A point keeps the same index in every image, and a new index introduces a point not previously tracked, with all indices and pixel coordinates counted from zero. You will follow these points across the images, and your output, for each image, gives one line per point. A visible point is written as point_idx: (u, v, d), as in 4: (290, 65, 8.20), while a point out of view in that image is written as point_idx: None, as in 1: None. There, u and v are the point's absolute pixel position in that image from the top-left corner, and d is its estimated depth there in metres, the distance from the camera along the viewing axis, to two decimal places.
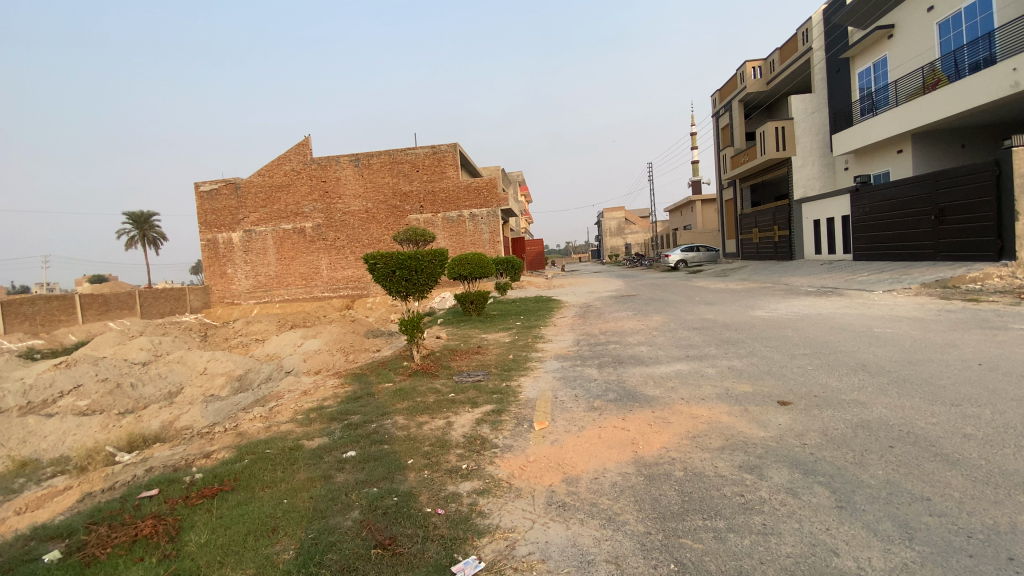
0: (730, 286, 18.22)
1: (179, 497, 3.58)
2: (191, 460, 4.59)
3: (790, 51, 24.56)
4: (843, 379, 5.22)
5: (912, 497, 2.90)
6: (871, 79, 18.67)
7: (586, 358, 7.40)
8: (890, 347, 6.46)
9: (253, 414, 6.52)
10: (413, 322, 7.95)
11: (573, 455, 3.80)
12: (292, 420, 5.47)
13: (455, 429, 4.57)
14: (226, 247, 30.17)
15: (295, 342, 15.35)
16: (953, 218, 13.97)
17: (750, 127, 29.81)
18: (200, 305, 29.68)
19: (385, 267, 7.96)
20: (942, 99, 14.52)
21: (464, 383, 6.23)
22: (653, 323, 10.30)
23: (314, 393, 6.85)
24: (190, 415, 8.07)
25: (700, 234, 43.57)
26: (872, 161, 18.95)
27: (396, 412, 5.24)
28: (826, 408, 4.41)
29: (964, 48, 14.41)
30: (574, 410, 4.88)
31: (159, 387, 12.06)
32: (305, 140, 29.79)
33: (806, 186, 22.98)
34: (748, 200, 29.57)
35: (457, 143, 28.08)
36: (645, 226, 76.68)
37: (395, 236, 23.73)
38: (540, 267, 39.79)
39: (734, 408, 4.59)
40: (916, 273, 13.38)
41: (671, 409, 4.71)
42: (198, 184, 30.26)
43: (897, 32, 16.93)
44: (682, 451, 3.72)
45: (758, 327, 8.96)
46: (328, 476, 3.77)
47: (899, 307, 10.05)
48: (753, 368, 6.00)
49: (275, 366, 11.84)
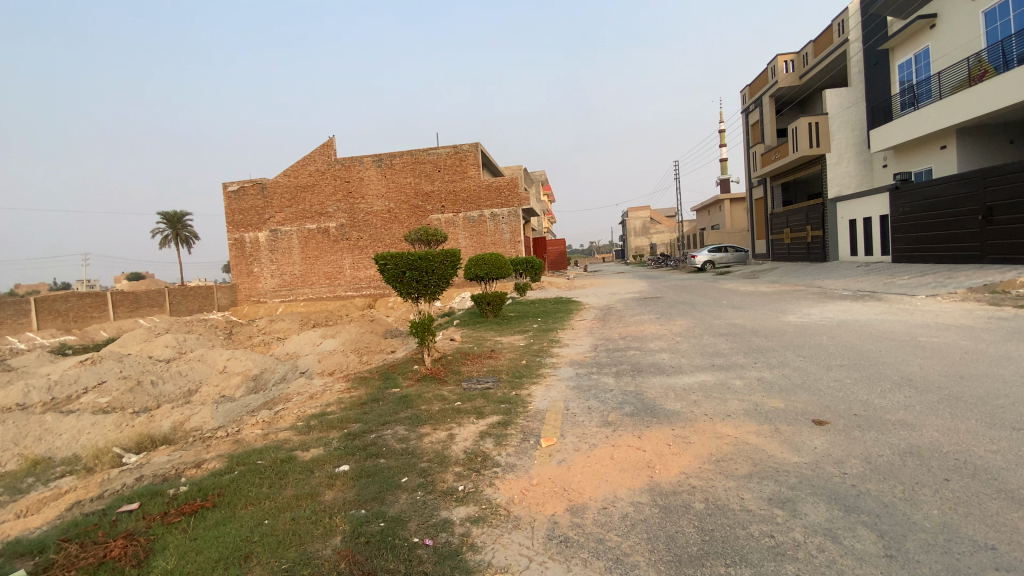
0: (760, 289, 17.48)
1: (158, 514, 3.39)
2: (181, 469, 4.40)
3: (824, 44, 23.56)
4: (886, 396, 4.71)
5: (973, 546, 2.45)
6: (913, 71, 17.66)
7: (603, 365, 7.00)
8: (937, 359, 5.87)
9: (256, 419, 6.33)
10: (424, 325, 7.68)
11: (581, 478, 3.44)
12: (292, 427, 5.23)
13: (456, 443, 4.25)
14: (253, 246, 30.64)
15: (314, 341, 15.31)
16: (1003, 218, 13.05)
17: (781, 123, 28.75)
18: (227, 303, 30.24)
19: (395, 268, 7.73)
20: (990, 91, 13.57)
21: (473, 391, 5.91)
22: (676, 328, 9.80)
23: (320, 398, 6.64)
24: (200, 416, 7.98)
25: (728, 234, 42.42)
26: (913, 157, 17.94)
27: (398, 422, 4.95)
28: (868, 430, 3.94)
29: (1012, 38, 13.40)
30: (585, 424, 4.51)
31: (178, 386, 12.17)
32: (329, 141, 30.03)
33: (841, 184, 21.98)
34: (779, 198, 28.52)
35: (479, 143, 27.87)
36: (672, 226, 75.34)
37: (407, 235, 23.78)
38: (563, 267, 39.36)
39: (764, 427, 4.17)
40: (961, 277, 12.53)
41: (693, 425, 4.31)
42: (226, 184, 30.82)
43: (940, 22, 15.95)
44: (704, 477, 3.33)
45: (789, 334, 8.40)
46: (315, 494, 3.49)
47: (944, 313, 9.34)
48: (784, 380, 5.55)
49: (290, 366, 11.76)
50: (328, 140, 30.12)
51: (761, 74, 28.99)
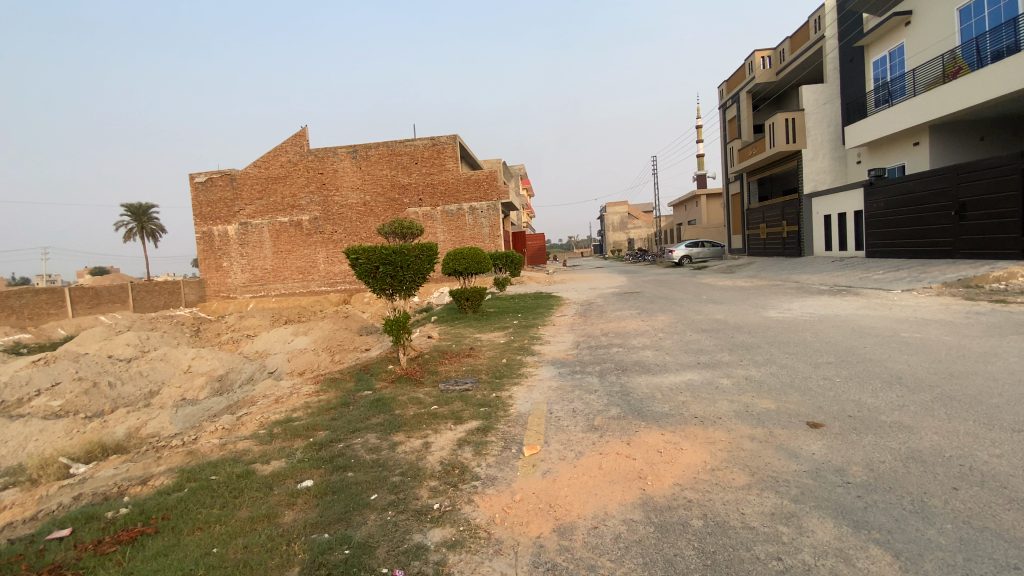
0: (738, 284, 17.52)
1: (92, 542, 3.01)
2: (124, 486, 3.98)
3: (800, 40, 23.74)
4: (878, 396, 4.56)
5: (996, 566, 2.24)
6: (887, 68, 17.88)
7: (586, 363, 6.74)
8: (924, 355, 5.77)
9: (217, 424, 5.90)
10: (399, 322, 7.31)
11: (567, 492, 3.16)
12: (253, 436, 4.82)
13: (432, 453, 3.92)
14: (222, 239, 29.62)
15: (285, 339, 14.73)
16: (975, 214, 13.24)
17: (758, 119, 28.99)
18: (195, 299, 29.19)
19: (367, 263, 7.31)
20: (963, 89, 13.75)
21: (451, 393, 5.58)
22: (658, 324, 9.63)
23: (286, 401, 6.22)
24: (158, 421, 7.49)
25: (704, 229, 42.79)
26: (887, 153, 18.17)
27: (369, 430, 4.59)
28: (866, 434, 3.77)
29: (986, 35, 13.57)
30: (571, 430, 4.23)
31: (138, 387, 11.55)
32: (302, 131, 29.10)
33: (816, 179, 22.24)
34: (755, 194, 28.76)
35: (457, 135, 27.33)
36: (649, 221, 75.85)
37: (381, 229, 23.28)
38: (541, 262, 39.16)
39: (757, 431, 3.95)
40: (936, 271, 12.69)
41: (684, 429, 4.06)
42: (193, 175, 29.68)
43: (915, 19, 16.12)
44: (700, 490, 3.07)
45: (773, 330, 8.27)
46: (271, 516, 3.13)
47: (923, 308, 9.37)
48: (772, 378, 5.37)
49: (258, 366, 11.24)
50: (300, 131, 29.19)
51: (738, 70, 29.12)
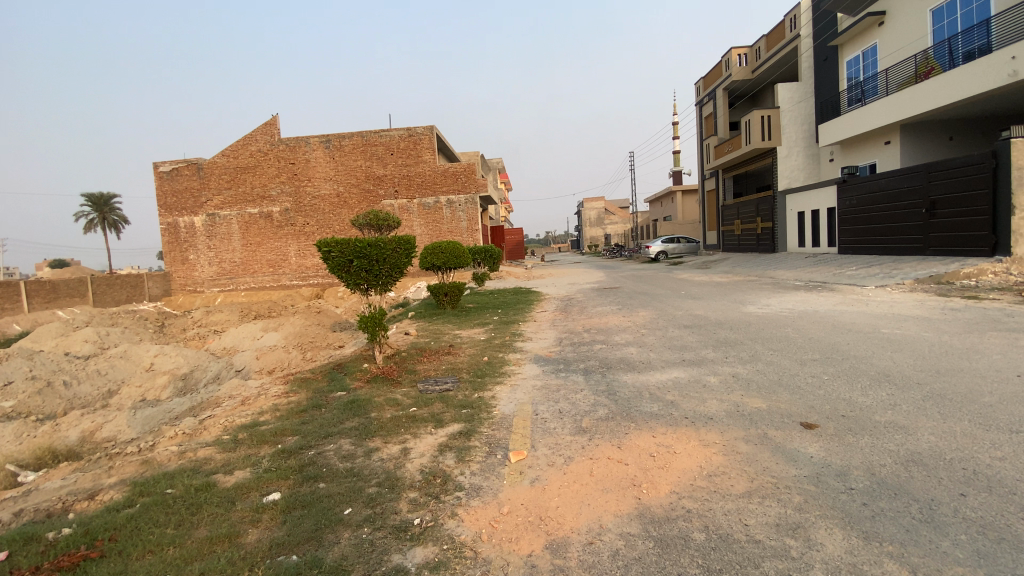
0: (715, 279, 17.60)
1: (27, 569, 2.65)
2: (69, 501, 3.57)
3: (776, 39, 23.98)
4: (869, 394, 4.46)
5: None
6: (860, 68, 18.17)
7: (569, 361, 6.54)
8: (907, 352, 5.75)
9: (178, 429, 5.50)
10: (374, 319, 6.97)
11: (558, 503, 2.95)
12: (216, 442, 4.46)
13: (410, 461, 3.66)
14: (188, 231, 28.49)
15: (255, 334, 14.18)
16: (946, 212, 13.53)
17: (734, 117, 29.29)
18: (160, 293, 28.05)
19: (340, 256, 6.94)
20: (934, 89, 14.02)
21: (431, 393, 5.31)
22: (639, 320, 9.52)
23: (254, 403, 5.85)
24: (115, 423, 7.00)
25: (680, 225, 43.23)
26: (859, 152, 18.48)
27: (343, 435, 4.29)
28: (862, 435, 3.65)
29: (959, 36, 13.83)
30: (559, 433, 4.01)
31: (96, 386, 10.90)
32: (272, 120, 28.17)
33: (790, 177, 22.54)
34: (730, 190, 29.08)
35: (434, 126, 26.82)
36: (626, 217, 76.41)
37: (354, 221, 22.76)
38: (519, 257, 38.97)
39: (751, 432, 3.79)
40: (908, 268, 12.93)
41: (675, 431, 3.89)
42: (157, 164, 28.48)
43: (888, 19, 16.38)
44: (699, 499, 2.89)
45: (755, 325, 8.23)
46: (234, 536, 2.83)
47: (899, 303, 9.50)
48: (759, 376, 5.25)
49: (225, 364, 10.74)
50: (271, 119, 28.25)
51: (714, 67, 29.34)
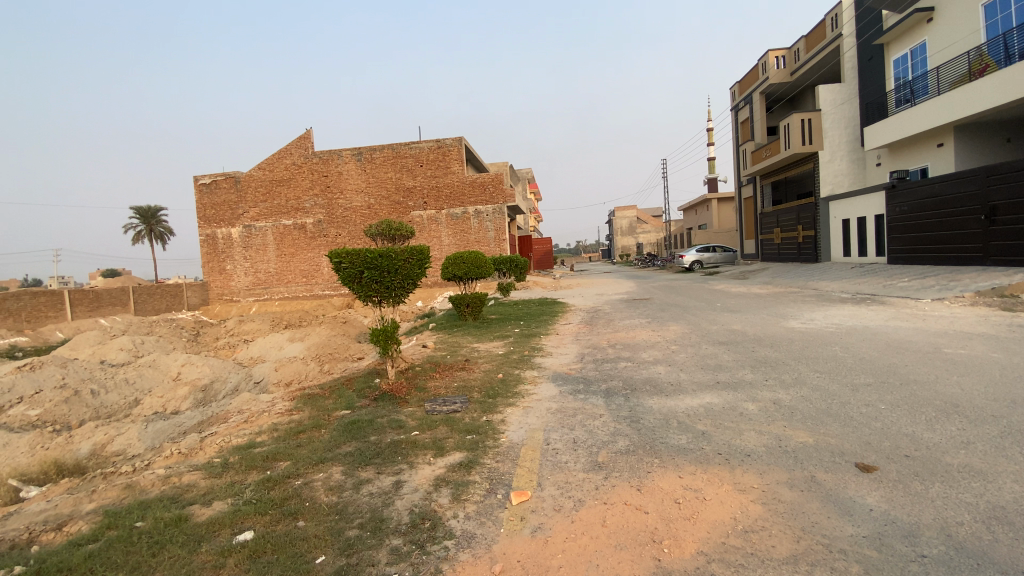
0: (753, 291, 16.70)
1: None
2: (37, 530, 3.29)
3: (816, 39, 22.96)
4: (937, 429, 3.81)
5: None
6: (908, 67, 17.09)
7: (590, 381, 6.06)
8: (977, 377, 5.01)
9: (178, 446, 5.30)
10: (386, 332, 6.65)
11: (562, 562, 2.49)
12: (206, 466, 4.19)
13: (401, 498, 3.26)
14: (225, 242, 29.26)
15: (280, 345, 14.19)
16: (1007, 218, 12.41)
17: (771, 121, 28.18)
18: (198, 302, 28.85)
19: (351, 268, 6.67)
20: (991, 86, 12.97)
21: (437, 415, 4.94)
22: (669, 335, 8.92)
23: (257, 421, 5.60)
24: (126, 436, 6.88)
25: (715, 234, 41.94)
26: (908, 156, 17.34)
27: (337, 461, 3.95)
28: (931, 481, 3.05)
29: (1014, 31, 12.70)
30: (570, 468, 3.54)
31: (123, 396, 11.04)
32: (306, 134, 28.74)
33: (834, 182, 21.39)
34: (769, 198, 27.88)
35: (463, 137, 26.79)
36: (659, 226, 74.95)
37: (369, 231, 22.95)
38: (548, 267, 38.55)
39: (797, 475, 3.24)
40: (965, 279, 11.89)
41: (705, 471, 3.37)
42: (198, 177, 29.41)
43: (938, 15, 15.32)
44: (732, 565, 2.40)
45: (798, 343, 7.52)
46: None
47: (960, 319, 8.60)
48: (805, 404, 4.63)
49: (244, 376, 10.67)
50: (305, 133, 28.83)
51: (751, 71, 28.34)
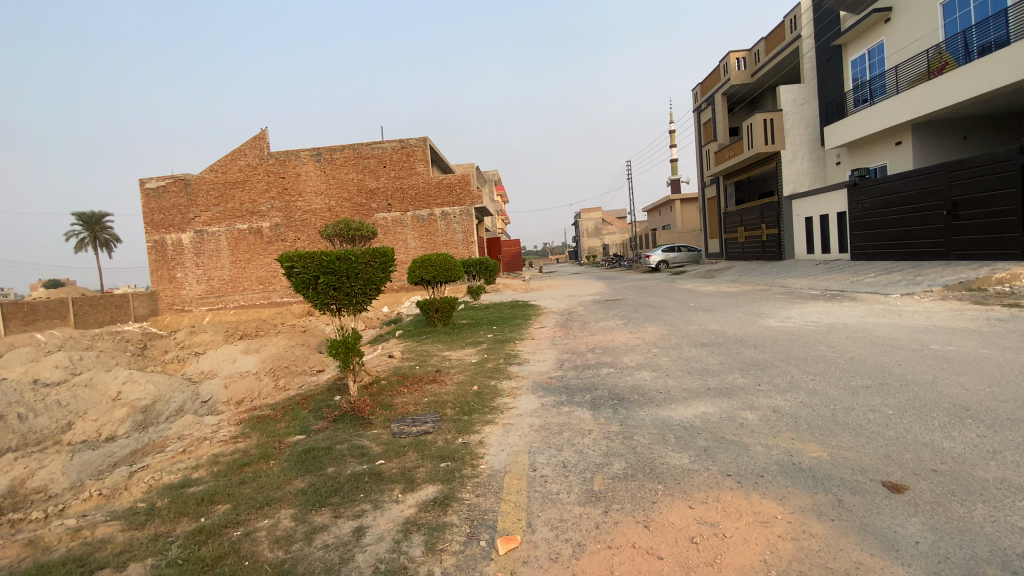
0: (723, 289, 16.65)
1: None
2: None
3: (776, 41, 23.37)
4: (956, 437, 3.50)
5: None
6: (866, 67, 17.48)
7: (572, 391, 5.57)
8: (978, 376, 4.77)
9: (102, 484, 4.53)
10: (346, 344, 5.98)
11: None
12: (128, 513, 3.49)
13: (363, 549, 2.69)
14: (176, 249, 27.62)
15: (233, 356, 13.19)
16: (969, 213, 12.64)
17: (733, 122, 28.59)
18: (146, 312, 27.09)
19: (304, 273, 5.99)
20: (947, 84, 13.26)
21: (406, 438, 4.37)
22: (648, 337, 8.53)
23: (198, 450, 4.87)
24: (50, 469, 5.97)
25: (680, 234, 42.48)
26: (867, 154, 17.71)
27: (287, 503, 3.33)
28: (971, 502, 2.70)
29: (973, 28, 13.03)
30: (563, 502, 3.04)
31: (54, 420, 9.91)
32: (262, 134, 27.46)
33: (796, 181, 21.74)
34: (732, 197, 28.25)
35: (427, 137, 26.14)
36: (623, 227, 75.83)
37: (326, 232, 22.17)
38: (516, 269, 38.17)
39: (822, 500, 2.83)
40: (932, 274, 12.06)
41: (718, 499, 2.92)
42: (144, 181, 27.69)
43: (895, 15, 15.69)
44: None
45: (782, 343, 7.26)
46: None
47: (935, 313, 8.56)
48: (807, 412, 4.27)
49: (191, 395, 9.76)
50: (260, 133, 27.55)
51: (712, 72, 28.74)
